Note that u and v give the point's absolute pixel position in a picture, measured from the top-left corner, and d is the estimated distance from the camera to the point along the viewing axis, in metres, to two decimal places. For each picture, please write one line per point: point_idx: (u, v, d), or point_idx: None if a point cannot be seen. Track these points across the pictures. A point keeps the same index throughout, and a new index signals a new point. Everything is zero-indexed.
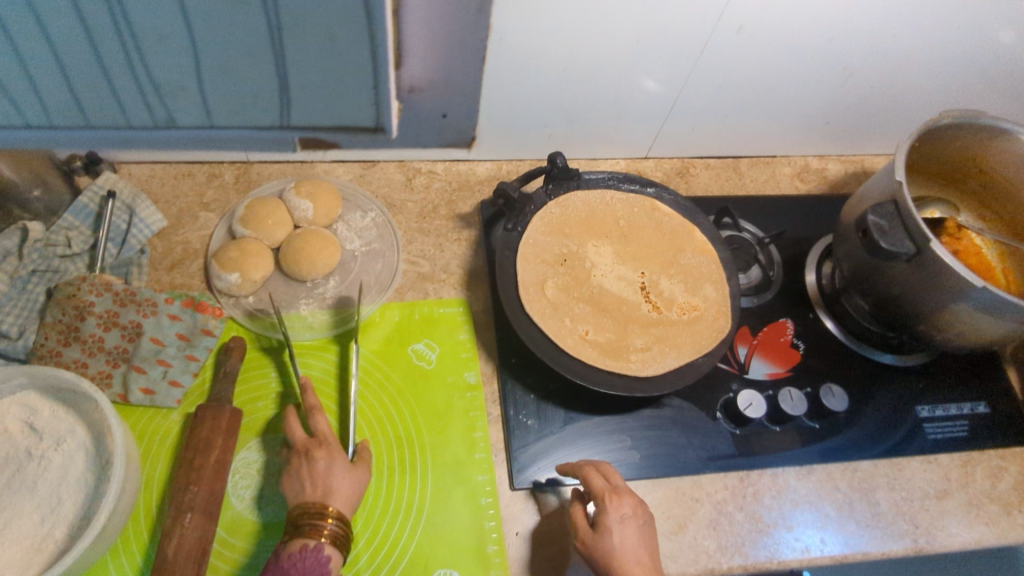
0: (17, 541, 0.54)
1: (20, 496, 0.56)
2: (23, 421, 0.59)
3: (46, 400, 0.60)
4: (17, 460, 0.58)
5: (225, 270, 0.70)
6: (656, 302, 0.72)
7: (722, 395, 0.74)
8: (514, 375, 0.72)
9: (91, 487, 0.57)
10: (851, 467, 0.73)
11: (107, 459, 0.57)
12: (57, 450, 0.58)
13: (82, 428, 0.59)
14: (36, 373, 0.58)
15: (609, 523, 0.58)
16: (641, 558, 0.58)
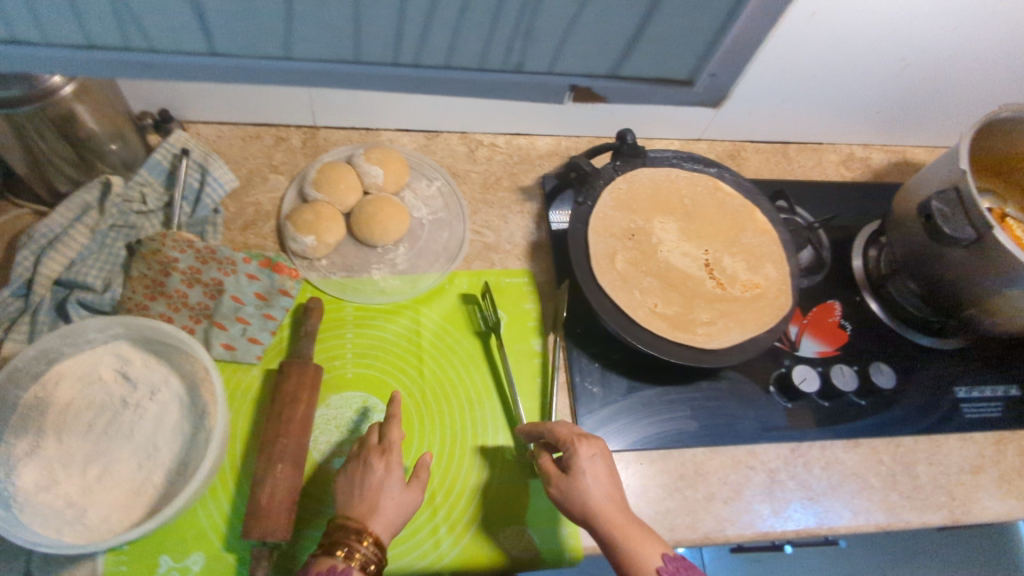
0: (119, 485, 0.56)
1: (116, 442, 0.57)
2: (117, 370, 0.60)
3: (139, 350, 0.61)
4: (111, 407, 0.59)
5: (301, 233, 0.71)
6: (719, 278, 0.74)
7: (775, 370, 0.77)
8: (579, 344, 0.74)
9: (187, 436, 0.58)
10: (893, 442, 0.77)
11: (204, 409, 0.59)
12: (152, 398, 0.59)
13: (176, 379, 0.60)
14: (132, 323, 0.60)
15: (578, 465, 0.57)
16: (613, 495, 0.56)
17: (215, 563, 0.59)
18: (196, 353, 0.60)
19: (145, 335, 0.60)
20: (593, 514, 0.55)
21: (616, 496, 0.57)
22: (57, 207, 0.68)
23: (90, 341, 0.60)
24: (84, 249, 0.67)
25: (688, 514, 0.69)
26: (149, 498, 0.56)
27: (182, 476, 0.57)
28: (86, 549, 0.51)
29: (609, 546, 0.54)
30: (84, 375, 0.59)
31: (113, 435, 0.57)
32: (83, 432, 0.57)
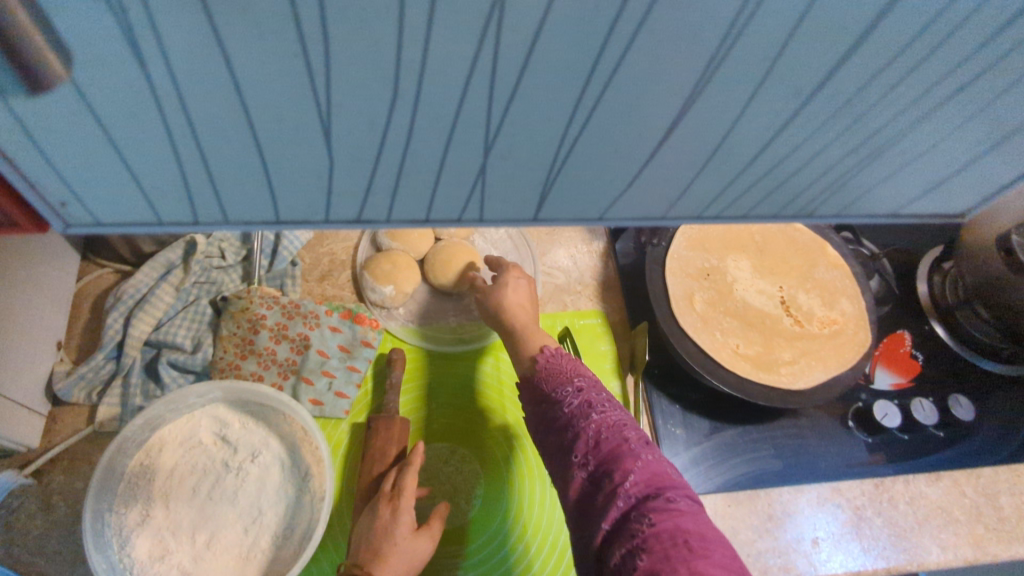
0: (228, 550, 0.56)
1: (222, 508, 0.57)
2: (217, 433, 0.60)
3: (235, 413, 0.61)
4: (214, 471, 0.59)
5: (380, 283, 0.72)
6: (796, 315, 0.74)
7: (854, 404, 0.77)
8: (658, 385, 0.74)
9: (291, 498, 0.59)
10: (975, 473, 0.76)
11: (307, 470, 0.59)
12: (254, 460, 0.59)
13: (275, 441, 0.61)
14: (231, 386, 0.60)
15: (504, 276, 0.68)
16: (527, 309, 0.67)
17: None
18: (294, 415, 0.60)
19: (243, 397, 0.61)
20: (501, 311, 0.65)
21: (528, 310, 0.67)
22: (142, 267, 0.69)
23: (187, 406, 0.60)
24: (170, 307, 0.68)
25: (780, 555, 0.68)
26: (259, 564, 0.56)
27: (290, 540, 0.57)
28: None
29: (507, 333, 0.64)
30: (185, 440, 0.59)
31: (219, 500, 0.58)
32: (188, 498, 0.57)
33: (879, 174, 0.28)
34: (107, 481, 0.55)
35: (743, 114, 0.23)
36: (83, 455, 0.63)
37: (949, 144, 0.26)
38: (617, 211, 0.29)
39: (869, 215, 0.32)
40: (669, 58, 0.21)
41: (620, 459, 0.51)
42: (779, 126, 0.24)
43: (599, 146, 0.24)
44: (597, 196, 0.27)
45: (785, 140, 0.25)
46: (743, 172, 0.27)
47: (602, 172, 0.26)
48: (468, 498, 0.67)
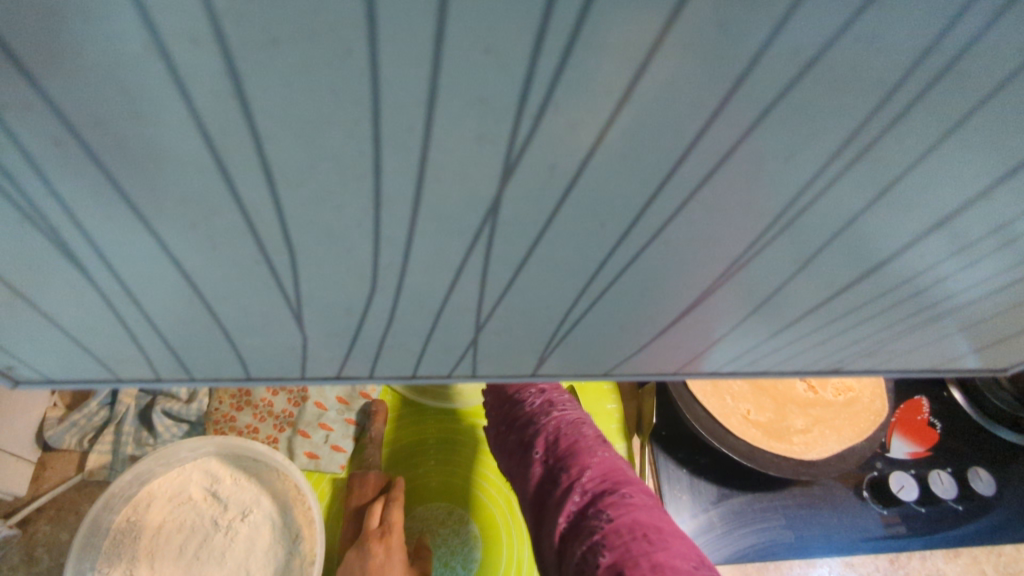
0: None
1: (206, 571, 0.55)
2: (207, 489, 0.58)
3: (228, 468, 0.59)
4: (201, 530, 0.56)
5: None
6: (810, 381, 0.72)
7: (869, 473, 0.74)
8: (665, 448, 0.72)
9: (281, 560, 0.56)
10: (995, 550, 0.73)
11: (298, 530, 0.57)
12: (244, 518, 0.57)
13: (266, 498, 0.59)
14: (224, 440, 0.59)
15: None
16: None
17: None
18: (288, 473, 0.58)
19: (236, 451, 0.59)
20: None
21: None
22: None
23: (178, 459, 0.59)
24: None
25: None
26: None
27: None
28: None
29: None
30: (175, 495, 0.58)
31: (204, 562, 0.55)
32: (174, 558, 0.55)
33: (875, 340, 0.33)
34: (91, 538, 0.54)
35: (762, 269, 0.25)
36: (70, 505, 0.61)
37: (946, 313, 0.31)
38: (627, 367, 0.33)
39: (862, 370, 0.36)
40: (698, 254, 0.24)
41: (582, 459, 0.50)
42: (819, 302, 0.28)
43: (637, 312, 0.27)
44: (621, 351, 0.31)
45: (798, 316, 0.29)
46: (772, 330, 0.31)
47: (624, 339, 0.30)
48: (464, 563, 0.64)
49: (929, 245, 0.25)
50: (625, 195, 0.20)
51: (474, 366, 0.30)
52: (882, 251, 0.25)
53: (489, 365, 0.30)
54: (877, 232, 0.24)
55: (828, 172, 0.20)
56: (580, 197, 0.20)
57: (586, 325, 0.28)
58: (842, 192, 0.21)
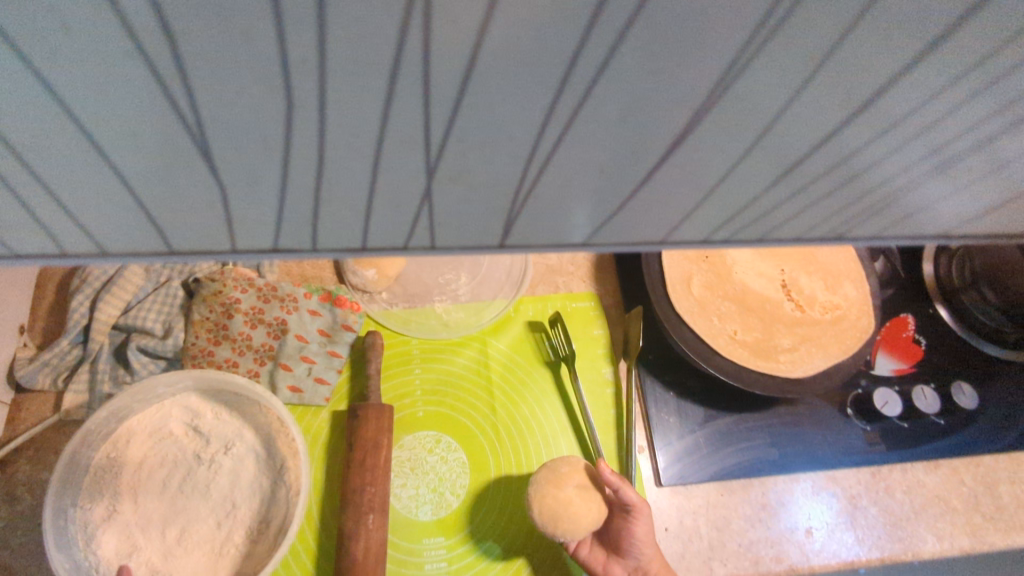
0: (199, 547, 0.54)
1: (193, 503, 0.55)
2: (188, 423, 0.58)
3: (208, 403, 0.58)
4: (185, 464, 0.56)
5: (361, 266, 0.69)
6: (798, 300, 0.71)
7: (853, 390, 0.74)
8: (652, 371, 0.72)
9: (267, 491, 0.56)
10: (974, 461, 0.74)
11: (282, 462, 0.57)
12: (228, 452, 0.57)
13: (249, 431, 0.58)
14: (202, 375, 0.57)
15: None
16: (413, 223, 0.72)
17: None
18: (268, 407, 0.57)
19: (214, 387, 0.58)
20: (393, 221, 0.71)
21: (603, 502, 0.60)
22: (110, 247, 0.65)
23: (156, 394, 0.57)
24: (140, 290, 0.65)
25: (772, 545, 0.66)
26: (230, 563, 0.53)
27: (263, 537, 0.54)
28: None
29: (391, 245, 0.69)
30: (155, 430, 0.57)
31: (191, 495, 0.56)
32: (158, 493, 0.55)
33: (890, 205, 0.26)
34: (69, 477, 0.53)
35: (783, 118, 0.20)
36: (49, 444, 0.60)
37: (925, 204, 0.27)
38: (602, 237, 0.26)
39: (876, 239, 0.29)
40: (612, 138, 0.20)
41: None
42: (748, 202, 0.25)
43: (607, 170, 0.21)
44: (588, 220, 0.24)
45: (809, 178, 0.24)
46: (760, 200, 0.25)
47: (592, 205, 0.23)
48: (453, 489, 0.64)
49: (967, 96, 0.20)
50: (534, 40, 0.16)
51: (430, 234, 0.24)
52: (822, 140, 0.21)
53: (449, 234, 0.24)
54: (858, 90, 0.19)
55: (754, 32, 0.17)
56: (461, 63, 0.16)
57: (549, 179, 0.21)
58: (805, 21, 0.16)
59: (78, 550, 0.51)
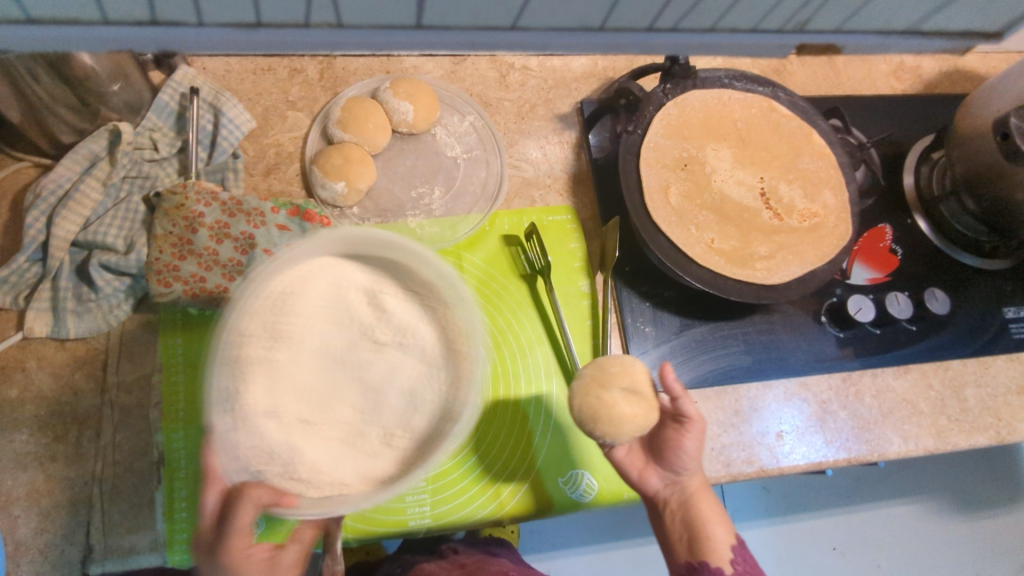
0: (331, 435, 0.50)
1: (335, 387, 0.51)
2: (368, 299, 0.52)
3: (388, 281, 0.53)
4: (390, 355, 0.52)
5: (330, 178, 0.66)
6: (776, 209, 0.70)
7: (828, 300, 0.75)
8: (629, 283, 0.71)
9: (446, 380, 0.51)
10: (942, 366, 0.75)
11: (463, 345, 0.51)
12: (411, 338, 0.52)
13: (428, 321, 0.53)
14: (344, 237, 0.51)
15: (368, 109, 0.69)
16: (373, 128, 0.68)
17: (277, 525, 0.60)
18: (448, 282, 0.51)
19: (390, 254, 0.52)
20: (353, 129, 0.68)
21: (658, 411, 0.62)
22: (62, 159, 0.62)
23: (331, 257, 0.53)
24: (99, 205, 0.62)
25: (744, 448, 0.68)
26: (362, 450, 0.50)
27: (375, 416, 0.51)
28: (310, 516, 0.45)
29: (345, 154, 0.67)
30: (333, 309, 0.52)
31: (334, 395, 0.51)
32: (304, 387, 0.50)
33: None
34: (226, 368, 0.47)
35: None
36: (15, 363, 0.59)
37: None
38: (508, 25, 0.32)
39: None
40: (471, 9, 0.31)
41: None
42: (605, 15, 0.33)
43: None
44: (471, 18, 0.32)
45: None
46: None
47: None
48: None
49: None
50: None
51: None
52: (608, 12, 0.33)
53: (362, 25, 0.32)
54: None
55: None
56: None
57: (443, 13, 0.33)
58: None
59: (233, 415, 0.46)
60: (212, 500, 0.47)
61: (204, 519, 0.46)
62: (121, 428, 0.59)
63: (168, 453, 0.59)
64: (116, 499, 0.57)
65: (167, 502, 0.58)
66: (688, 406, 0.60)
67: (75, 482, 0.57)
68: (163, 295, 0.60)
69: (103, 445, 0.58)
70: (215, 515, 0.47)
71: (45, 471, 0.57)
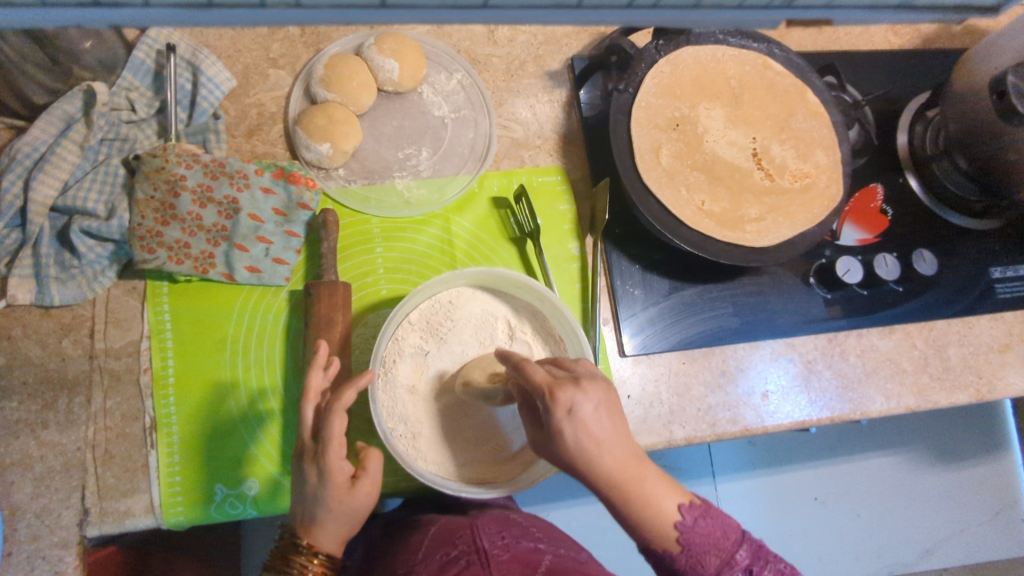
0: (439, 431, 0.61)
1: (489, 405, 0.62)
2: (509, 332, 0.64)
3: (529, 324, 0.64)
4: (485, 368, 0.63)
5: (314, 140, 0.64)
6: (768, 169, 0.69)
7: (817, 261, 0.75)
8: (618, 245, 0.71)
9: None
10: (927, 326, 0.76)
11: None
12: None
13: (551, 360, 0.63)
14: (486, 272, 0.62)
15: (351, 66, 0.66)
16: (355, 83, 0.66)
17: (270, 488, 0.61)
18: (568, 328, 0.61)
19: (533, 301, 0.64)
20: (335, 87, 0.65)
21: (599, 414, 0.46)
22: (36, 120, 0.60)
23: (480, 287, 0.65)
24: (77, 169, 0.61)
25: (729, 408, 0.69)
26: (462, 449, 0.60)
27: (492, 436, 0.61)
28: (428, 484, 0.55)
29: (326, 113, 0.65)
30: (480, 326, 0.64)
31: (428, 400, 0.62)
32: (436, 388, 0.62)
33: None
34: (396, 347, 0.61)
35: None
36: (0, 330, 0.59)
37: None
38: None
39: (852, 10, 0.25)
40: None
41: (704, 562, 0.44)
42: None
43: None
44: None
45: None
46: None
47: None
48: None
49: None
50: None
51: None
52: None
53: None
54: None
55: None
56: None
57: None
58: None
59: (386, 387, 0.60)
60: (311, 411, 0.51)
61: (302, 429, 0.51)
62: (110, 395, 0.59)
63: (161, 419, 0.59)
64: (110, 463, 0.58)
65: (161, 466, 0.59)
66: (579, 439, 0.43)
67: (67, 448, 0.58)
68: (147, 261, 0.59)
69: (94, 411, 0.59)
70: (313, 428, 0.51)
71: (37, 437, 0.57)
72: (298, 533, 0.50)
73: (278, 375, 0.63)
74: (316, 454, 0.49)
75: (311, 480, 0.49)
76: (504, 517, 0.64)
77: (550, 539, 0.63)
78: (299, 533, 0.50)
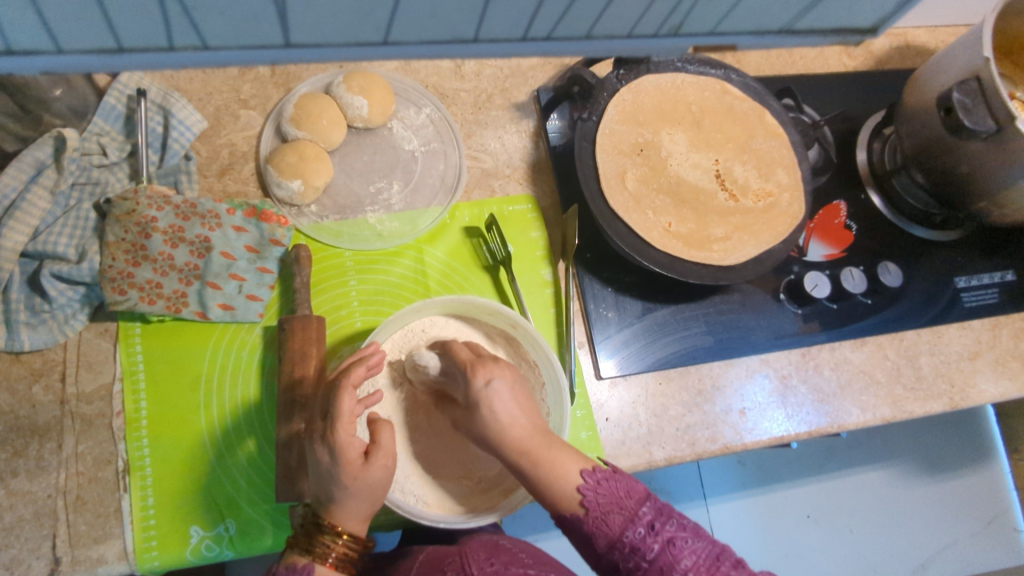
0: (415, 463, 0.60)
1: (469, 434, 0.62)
2: None
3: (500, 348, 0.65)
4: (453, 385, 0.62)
5: (286, 177, 0.65)
6: (732, 189, 0.71)
7: (786, 277, 0.77)
8: (590, 269, 0.72)
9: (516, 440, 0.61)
10: (897, 336, 0.77)
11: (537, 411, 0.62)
12: None
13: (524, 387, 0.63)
14: (454, 300, 0.63)
15: (320, 107, 0.67)
16: (324, 122, 0.67)
17: (246, 528, 0.60)
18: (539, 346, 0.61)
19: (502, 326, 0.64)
20: (304, 124, 0.67)
21: (532, 422, 0.51)
22: (6, 168, 0.60)
23: (454, 315, 0.65)
24: (47, 214, 0.61)
25: (708, 427, 0.70)
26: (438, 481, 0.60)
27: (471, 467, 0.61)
28: (405, 514, 0.54)
29: (297, 151, 0.66)
30: None
31: (401, 431, 0.61)
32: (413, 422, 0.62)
33: None
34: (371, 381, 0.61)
35: None
36: None
37: None
38: None
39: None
40: None
41: (607, 521, 0.48)
42: None
43: None
44: None
45: None
46: None
47: None
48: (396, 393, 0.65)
49: None
50: None
51: None
52: None
53: None
54: None
55: None
56: None
57: None
58: None
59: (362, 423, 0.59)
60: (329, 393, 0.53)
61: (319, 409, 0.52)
62: (82, 439, 0.59)
63: (134, 461, 0.59)
64: (81, 509, 0.57)
65: (134, 510, 0.58)
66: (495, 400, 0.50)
67: (37, 496, 0.57)
68: (118, 303, 0.59)
69: (65, 456, 0.58)
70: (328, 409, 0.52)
71: (6, 486, 0.56)
72: (321, 513, 0.50)
73: (251, 413, 0.63)
74: (325, 433, 0.50)
75: (322, 461, 0.50)
76: (492, 542, 0.63)
77: (540, 563, 0.62)
78: (321, 513, 0.50)
